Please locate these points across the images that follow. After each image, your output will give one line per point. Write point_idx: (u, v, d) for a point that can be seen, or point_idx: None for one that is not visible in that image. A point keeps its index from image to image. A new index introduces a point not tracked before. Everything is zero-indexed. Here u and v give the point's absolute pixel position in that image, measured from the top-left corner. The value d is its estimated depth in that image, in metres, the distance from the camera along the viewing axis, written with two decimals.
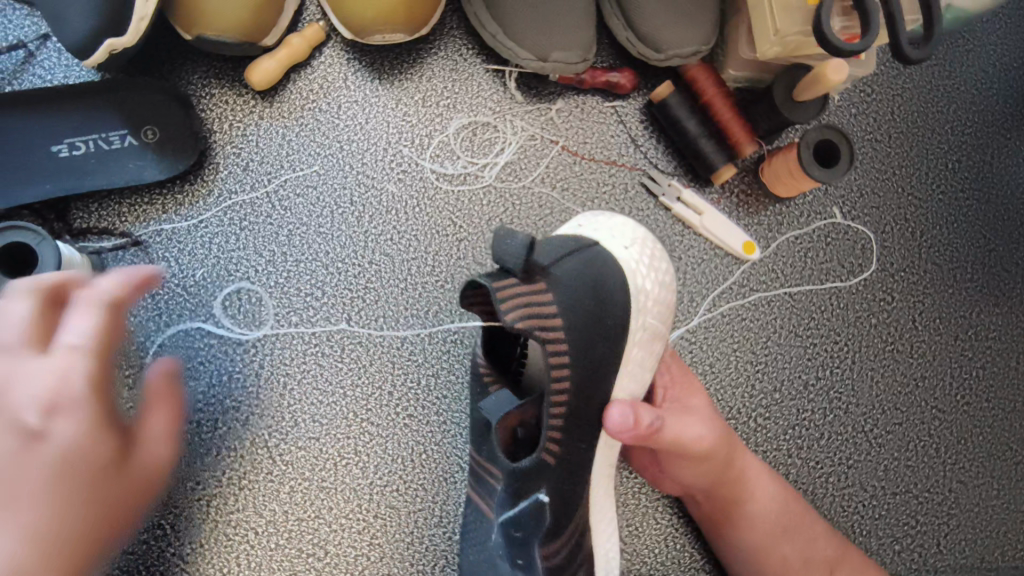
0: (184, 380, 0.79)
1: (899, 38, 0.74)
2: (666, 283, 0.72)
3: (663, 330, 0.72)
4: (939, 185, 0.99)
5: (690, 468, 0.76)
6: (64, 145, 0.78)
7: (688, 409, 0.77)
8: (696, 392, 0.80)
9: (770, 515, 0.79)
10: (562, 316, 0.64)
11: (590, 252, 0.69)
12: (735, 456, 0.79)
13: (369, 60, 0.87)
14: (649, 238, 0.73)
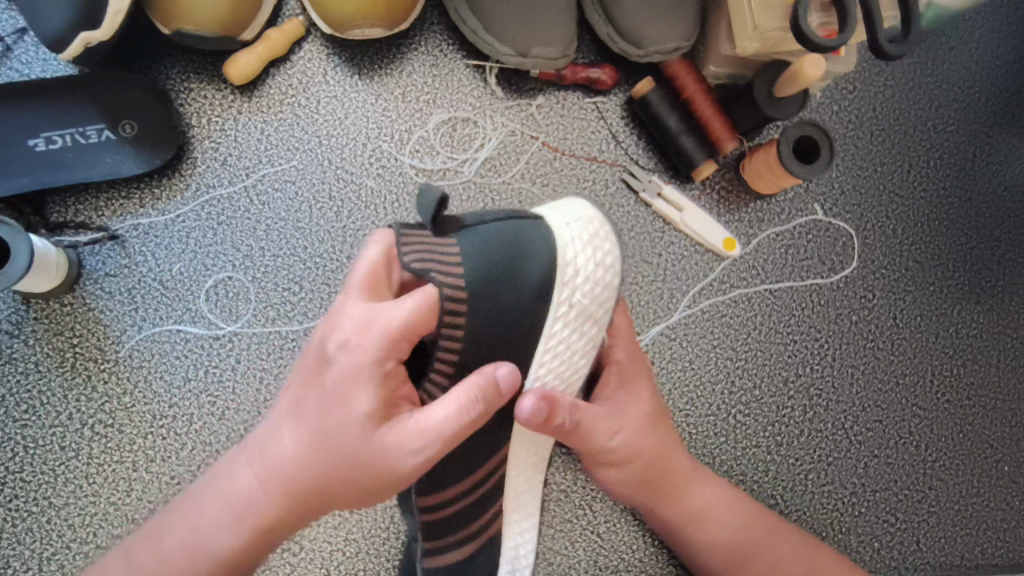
0: (161, 375, 0.79)
1: (876, 33, 0.74)
2: (605, 264, 0.70)
3: (593, 311, 0.70)
4: (921, 183, 0.99)
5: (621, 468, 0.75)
6: (41, 138, 0.78)
7: (621, 409, 0.74)
8: (639, 389, 0.76)
9: (724, 525, 0.78)
10: (468, 268, 0.65)
11: (522, 223, 0.69)
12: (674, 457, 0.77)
13: (349, 54, 0.87)
14: (602, 221, 0.72)
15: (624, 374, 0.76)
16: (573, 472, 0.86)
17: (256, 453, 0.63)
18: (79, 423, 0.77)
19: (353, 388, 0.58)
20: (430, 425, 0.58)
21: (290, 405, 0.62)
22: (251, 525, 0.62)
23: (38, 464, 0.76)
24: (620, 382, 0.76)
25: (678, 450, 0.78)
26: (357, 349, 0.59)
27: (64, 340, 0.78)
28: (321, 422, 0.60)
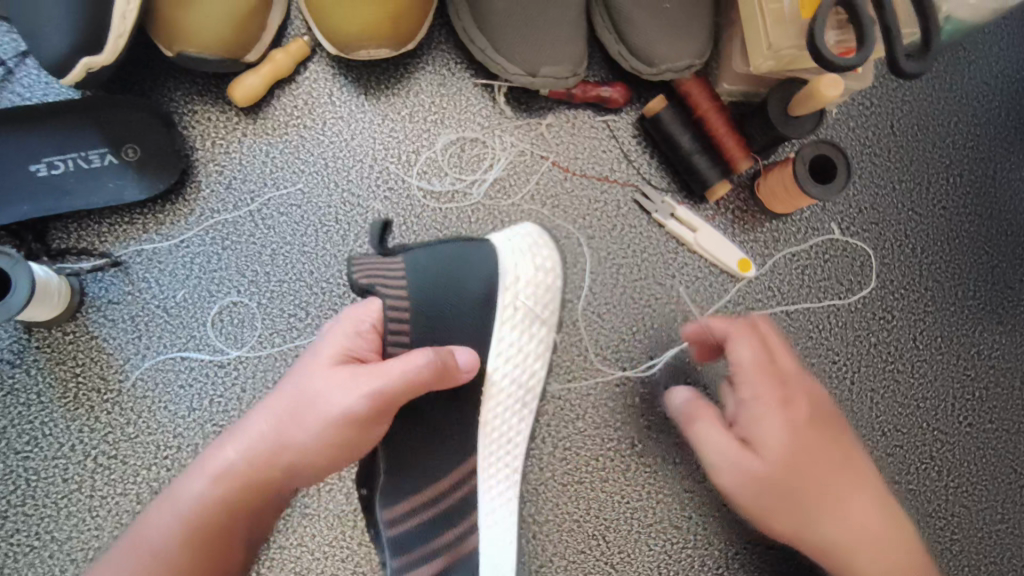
0: (164, 405, 0.78)
1: (895, 51, 0.71)
2: (549, 269, 0.74)
3: (540, 311, 0.74)
4: (940, 201, 0.97)
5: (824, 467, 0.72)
6: (43, 164, 0.76)
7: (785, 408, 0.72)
8: (780, 415, 0.71)
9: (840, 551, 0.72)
10: (421, 286, 0.66)
11: (467, 240, 0.71)
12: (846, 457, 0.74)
13: (355, 75, 0.85)
14: (536, 231, 0.76)
15: (777, 401, 0.72)
16: (585, 500, 0.85)
17: (227, 438, 0.62)
18: (82, 454, 0.76)
19: (325, 358, 0.61)
20: (384, 371, 0.59)
21: (271, 394, 0.63)
22: (218, 505, 0.59)
23: (41, 497, 0.75)
24: (802, 411, 0.72)
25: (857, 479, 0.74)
26: (329, 336, 0.63)
27: (66, 369, 0.77)
28: (292, 394, 0.61)
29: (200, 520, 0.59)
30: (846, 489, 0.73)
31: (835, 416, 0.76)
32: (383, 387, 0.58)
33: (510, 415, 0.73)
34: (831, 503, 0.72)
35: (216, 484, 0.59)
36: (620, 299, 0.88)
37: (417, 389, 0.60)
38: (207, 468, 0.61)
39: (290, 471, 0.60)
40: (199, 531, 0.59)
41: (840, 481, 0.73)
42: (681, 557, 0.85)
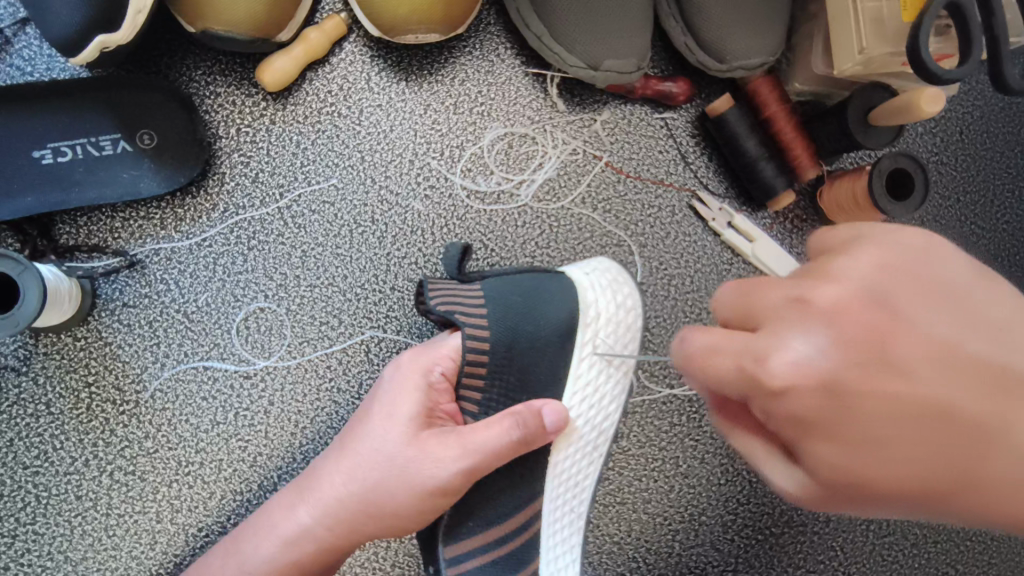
0: (186, 418, 0.72)
1: (1001, 65, 0.65)
2: (627, 307, 0.69)
3: (620, 350, 0.69)
4: (1005, 215, 0.91)
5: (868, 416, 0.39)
6: (49, 150, 0.68)
7: (731, 351, 0.41)
8: (801, 433, 0.41)
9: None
10: (495, 312, 0.63)
11: (542, 276, 0.68)
12: (872, 375, 0.39)
13: (396, 58, 0.77)
14: (616, 269, 0.72)
15: (784, 424, 0.41)
16: (626, 522, 0.81)
17: (309, 490, 0.62)
18: (96, 470, 0.70)
19: (400, 419, 0.61)
20: (474, 443, 0.59)
21: (343, 451, 0.62)
22: (308, 551, 0.60)
23: (52, 515, 0.69)
24: (832, 420, 0.39)
25: (1020, 420, 0.38)
26: (404, 395, 0.62)
27: (78, 378, 0.70)
28: (377, 463, 0.60)
29: (295, 562, 0.60)
30: (1001, 451, 0.39)
31: (890, 360, 0.39)
32: (475, 463, 0.58)
33: (577, 460, 0.70)
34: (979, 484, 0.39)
35: (294, 547, 0.60)
36: (671, 311, 0.83)
37: (503, 459, 0.60)
38: (292, 514, 0.61)
39: (377, 533, 0.61)
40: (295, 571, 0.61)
41: (980, 443, 0.39)
42: None
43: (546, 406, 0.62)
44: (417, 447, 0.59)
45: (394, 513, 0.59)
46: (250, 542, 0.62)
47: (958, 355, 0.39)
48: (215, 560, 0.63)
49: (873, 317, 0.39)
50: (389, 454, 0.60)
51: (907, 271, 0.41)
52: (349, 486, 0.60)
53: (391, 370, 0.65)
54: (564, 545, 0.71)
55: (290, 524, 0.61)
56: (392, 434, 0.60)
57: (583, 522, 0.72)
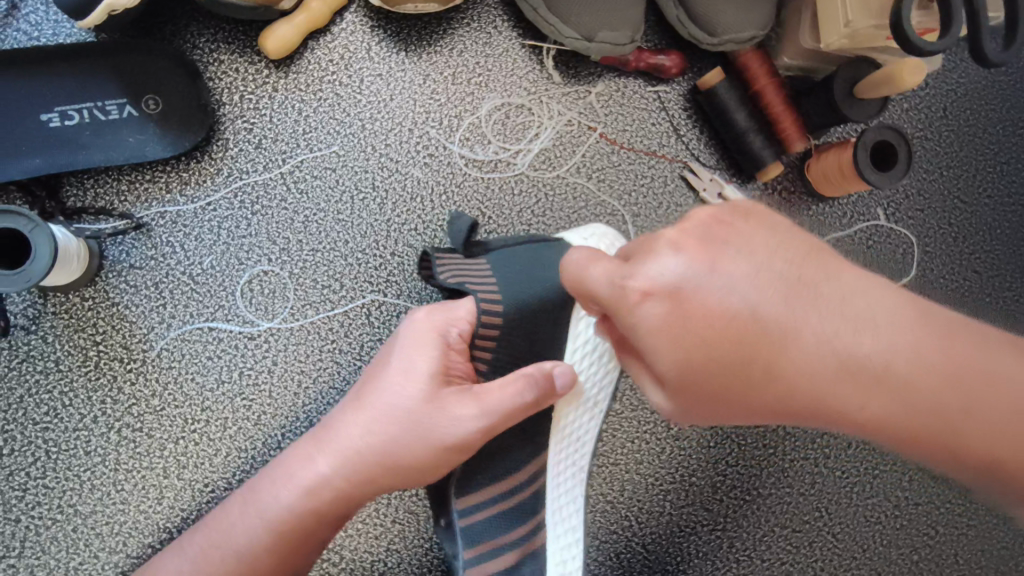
0: (191, 377, 0.74)
1: (980, 40, 0.68)
2: None
3: None
4: (986, 188, 0.94)
5: (696, 318, 0.49)
6: (57, 113, 0.70)
7: (608, 271, 0.51)
8: (652, 338, 0.50)
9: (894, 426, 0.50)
10: (501, 283, 0.66)
11: (542, 245, 0.71)
12: (699, 284, 0.49)
13: (396, 28, 0.79)
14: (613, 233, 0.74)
15: (645, 329, 0.50)
16: (618, 482, 0.84)
17: (326, 440, 0.63)
18: (104, 426, 0.72)
19: (417, 375, 0.61)
20: (490, 404, 0.60)
21: (361, 404, 0.63)
22: (324, 499, 0.62)
23: (62, 470, 0.71)
24: (672, 323, 0.49)
25: (811, 330, 0.48)
26: (421, 351, 0.62)
27: (85, 337, 0.72)
28: (397, 418, 0.61)
29: (314, 512, 0.62)
30: (799, 352, 0.48)
31: (720, 276, 0.49)
32: (493, 422, 0.60)
33: (579, 416, 0.73)
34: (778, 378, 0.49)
35: (311, 495, 0.62)
36: None
37: (516, 419, 0.61)
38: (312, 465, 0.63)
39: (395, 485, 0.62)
40: (310, 520, 0.63)
41: (781, 343, 0.48)
42: (710, 538, 0.86)
43: (559, 367, 0.64)
44: (432, 405, 0.60)
45: (408, 466, 0.61)
46: (269, 488, 0.64)
47: (763, 272, 0.49)
48: (232, 508, 0.65)
49: (709, 243, 0.50)
50: (404, 409, 0.61)
51: (734, 218, 0.51)
52: (365, 437, 0.62)
53: (408, 326, 0.65)
54: (566, 497, 0.73)
55: (306, 472, 0.63)
56: (408, 390, 0.61)
57: (585, 474, 0.74)
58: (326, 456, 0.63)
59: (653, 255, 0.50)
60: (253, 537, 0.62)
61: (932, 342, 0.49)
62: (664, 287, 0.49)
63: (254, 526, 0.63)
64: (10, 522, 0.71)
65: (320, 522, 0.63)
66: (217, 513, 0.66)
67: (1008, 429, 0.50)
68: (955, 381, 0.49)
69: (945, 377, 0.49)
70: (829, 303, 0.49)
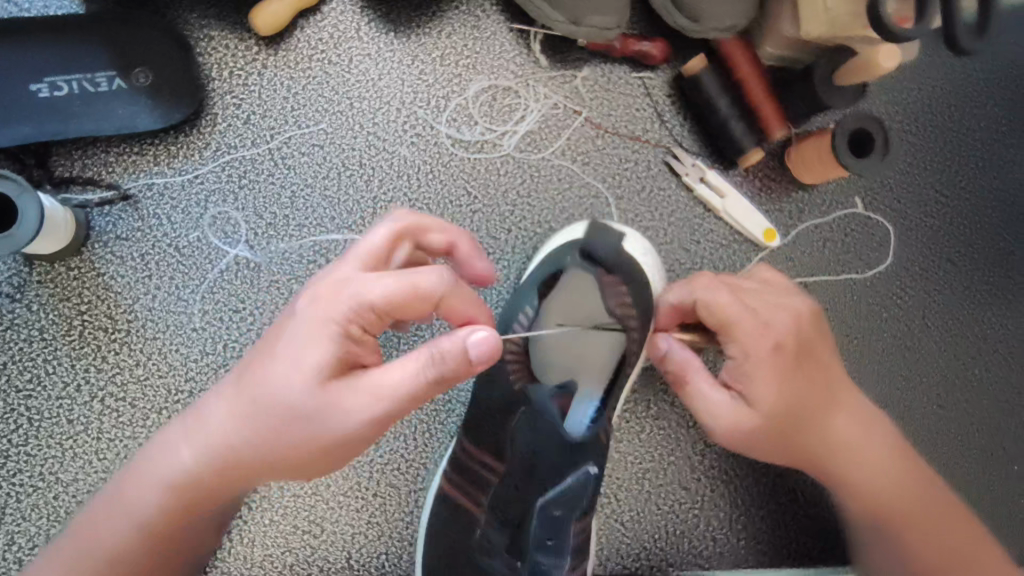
0: (175, 348, 0.74)
1: (954, 28, 0.70)
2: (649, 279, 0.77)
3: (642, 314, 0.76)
4: (961, 179, 0.96)
5: (794, 373, 0.66)
6: (46, 84, 0.71)
7: (732, 304, 0.65)
8: (762, 368, 0.64)
9: (868, 483, 0.71)
10: None
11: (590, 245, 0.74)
12: (812, 343, 0.68)
13: (385, 10, 0.80)
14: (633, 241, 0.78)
15: (758, 362, 0.64)
16: None
17: (231, 390, 0.59)
18: (88, 395, 0.73)
19: (324, 333, 0.54)
20: (387, 384, 0.54)
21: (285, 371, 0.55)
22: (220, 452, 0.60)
23: (44, 437, 0.72)
24: (790, 363, 0.65)
25: (852, 428, 0.70)
26: (331, 309, 0.54)
27: (70, 306, 0.73)
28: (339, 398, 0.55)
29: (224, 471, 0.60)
30: (842, 439, 0.70)
31: (822, 354, 0.68)
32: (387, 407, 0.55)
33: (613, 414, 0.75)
34: (823, 431, 0.69)
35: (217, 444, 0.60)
36: None
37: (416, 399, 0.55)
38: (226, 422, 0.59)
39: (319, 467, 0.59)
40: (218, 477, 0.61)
41: (832, 409, 0.69)
42: (688, 518, 0.87)
43: (663, 337, 0.70)
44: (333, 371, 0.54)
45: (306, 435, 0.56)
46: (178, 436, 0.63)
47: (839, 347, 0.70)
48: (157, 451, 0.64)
49: (816, 318, 0.68)
50: (302, 374, 0.55)
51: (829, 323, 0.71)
52: (262, 397, 0.57)
53: (353, 278, 0.55)
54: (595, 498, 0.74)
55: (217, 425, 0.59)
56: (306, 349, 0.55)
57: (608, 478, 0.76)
58: (230, 405, 0.59)
59: (775, 311, 0.66)
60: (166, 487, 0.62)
61: (914, 461, 0.72)
62: (779, 331, 0.65)
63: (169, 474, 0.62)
64: None
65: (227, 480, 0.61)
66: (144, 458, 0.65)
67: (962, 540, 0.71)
68: (915, 511, 0.70)
69: (914, 506, 0.71)
70: (868, 425, 0.71)
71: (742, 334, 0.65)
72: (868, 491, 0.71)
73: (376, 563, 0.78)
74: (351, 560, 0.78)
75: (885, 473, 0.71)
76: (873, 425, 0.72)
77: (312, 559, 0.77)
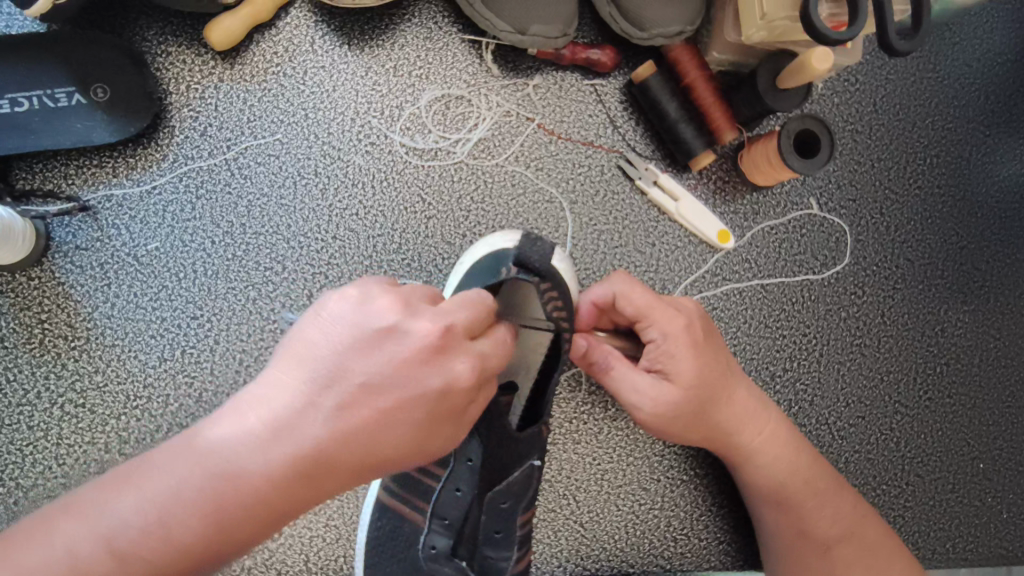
0: (135, 354, 0.76)
1: (885, 28, 0.72)
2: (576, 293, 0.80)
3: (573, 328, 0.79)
4: (916, 179, 0.97)
5: (703, 353, 0.75)
6: (6, 100, 0.73)
7: (643, 290, 0.75)
8: (676, 347, 0.74)
9: (765, 465, 0.78)
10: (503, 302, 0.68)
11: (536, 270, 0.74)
12: (711, 331, 0.77)
13: (339, 23, 0.83)
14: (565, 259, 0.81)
15: (670, 342, 0.74)
16: (556, 461, 0.87)
17: (285, 430, 0.48)
18: (48, 402, 0.74)
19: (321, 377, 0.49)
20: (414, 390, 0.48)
21: (308, 356, 0.49)
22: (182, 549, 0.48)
23: (6, 443, 0.74)
24: (698, 346, 0.75)
25: (753, 412, 0.78)
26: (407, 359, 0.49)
27: (30, 315, 0.75)
28: (361, 406, 0.48)
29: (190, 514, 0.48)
30: (745, 419, 0.78)
31: (719, 343, 0.78)
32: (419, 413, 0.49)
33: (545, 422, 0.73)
34: (728, 414, 0.77)
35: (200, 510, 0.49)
36: (600, 264, 0.88)
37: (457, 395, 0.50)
38: (256, 437, 0.48)
39: (388, 473, 0.51)
40: (243, 519, 0.49)
41: (735, 390, 0.77)
42: (647, 517, 0.88)
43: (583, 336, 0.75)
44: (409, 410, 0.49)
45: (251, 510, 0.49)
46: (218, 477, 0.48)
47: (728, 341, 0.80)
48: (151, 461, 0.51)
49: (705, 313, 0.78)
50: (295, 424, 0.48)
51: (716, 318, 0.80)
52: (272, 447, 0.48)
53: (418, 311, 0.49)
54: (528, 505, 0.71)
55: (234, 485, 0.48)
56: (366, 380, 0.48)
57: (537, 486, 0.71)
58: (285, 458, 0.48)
59: (675, 301, 0.76)
60: (139, 514, 0.48)
61: (804, 443, 0.81)
62: (684, 314, 0.75)
63: (163, 514, 0.48)
64: None
65: (221, 520, 0.48)
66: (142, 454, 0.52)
67: (853, 513, 0.79)
68: (814, 487, 0.78)
69: (813, 483, 0.79)
70: (766, 410, 0.80)
71: (656, 317, 0.74)
72: (771, 471, 0.78)
73: (333, 565, 0.79)
74: (310, 562, 0.79)
75: (788, 452, 0.79)
76: (770, 408, 0.80)
77: (270, 562, 0.78)
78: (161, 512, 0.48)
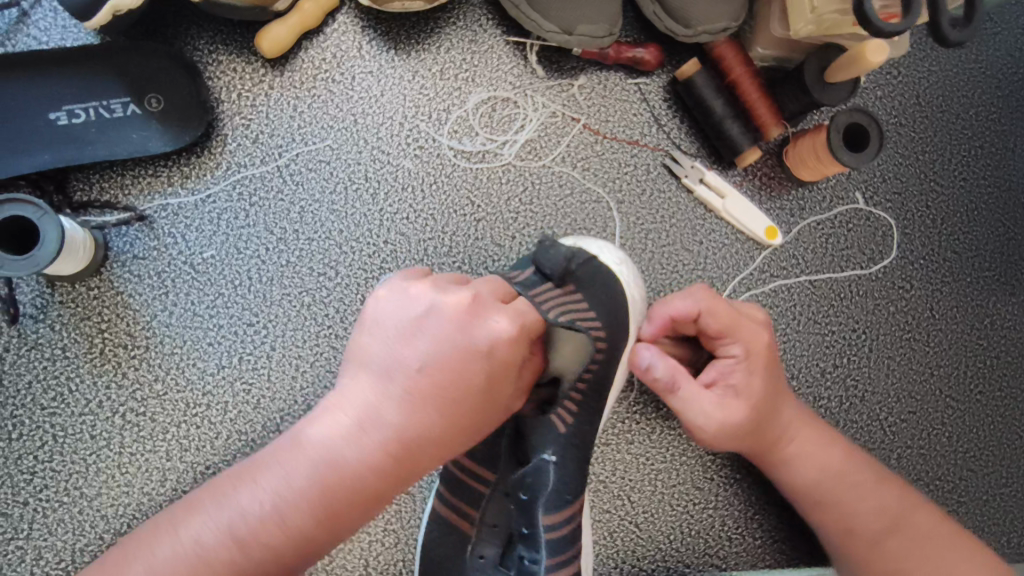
0: (193, 362, 0.77)
1: (940, 21, 0.71)
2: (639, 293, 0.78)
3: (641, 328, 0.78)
4: (962, 171, 0.97)
5: (773, 367, 0.76)
6: (63, 112, 0.74)
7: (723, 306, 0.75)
8: (748, 359, 0.74)
9: (810, 469, 0.78)
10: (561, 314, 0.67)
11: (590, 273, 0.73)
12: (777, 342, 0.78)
13: (385, 28, 0.83)
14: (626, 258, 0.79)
15: (743, 356, 0.74)
16: (610, 461, 0.86)
17: (367, 407, 0.51)
18: (109, 411, 0.75)
19: (394, 357, 0.53)
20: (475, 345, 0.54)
21: (374, 349, 0.54)
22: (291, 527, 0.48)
23: (69, 453, 0.74)
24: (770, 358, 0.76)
25: (800, 418, 0.78)
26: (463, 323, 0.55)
27: (91, 324, 0.76)
28: (438, 375, 0.52)
29: (297, 495, 0.48)
30: (795, 424, 0.78)
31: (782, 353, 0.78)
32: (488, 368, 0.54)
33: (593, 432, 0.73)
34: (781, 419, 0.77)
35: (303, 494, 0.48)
36: (648, 263, 0.88)
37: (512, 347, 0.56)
38: (347, 425, 0.50)
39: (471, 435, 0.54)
40: (347, 502, 0.49)
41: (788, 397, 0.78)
42: (702, 517, 0.87)
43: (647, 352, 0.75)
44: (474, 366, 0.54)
45: (354, 489, 0.50)
46: (313, 459, 0.49)
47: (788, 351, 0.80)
48: (248, 467, 0.51)
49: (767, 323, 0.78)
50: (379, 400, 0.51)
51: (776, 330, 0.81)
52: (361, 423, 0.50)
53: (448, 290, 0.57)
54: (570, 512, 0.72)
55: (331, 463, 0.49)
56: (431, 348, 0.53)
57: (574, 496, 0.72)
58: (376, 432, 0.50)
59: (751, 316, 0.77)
60: (253, 508, 0.48)
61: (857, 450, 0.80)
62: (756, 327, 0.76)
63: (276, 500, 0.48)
64: (18, 504, 0.73)
65: (332, 500, 0.49)
66: (230, 467, 0.52)
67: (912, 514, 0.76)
68: (867, 489, 0.76)
69: (866, 485, 0.76)
70: (817, 418, 0.80)
71: (735, 333, 0.74)
72: (817, 474, 0.77)
73: (393, 569, 0.79)
74: (369, 567, 0.79)
75: (838, 456, 0.78)
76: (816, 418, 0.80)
77: (330, 568, 0.78)
78: (273, 507, 0.48)
